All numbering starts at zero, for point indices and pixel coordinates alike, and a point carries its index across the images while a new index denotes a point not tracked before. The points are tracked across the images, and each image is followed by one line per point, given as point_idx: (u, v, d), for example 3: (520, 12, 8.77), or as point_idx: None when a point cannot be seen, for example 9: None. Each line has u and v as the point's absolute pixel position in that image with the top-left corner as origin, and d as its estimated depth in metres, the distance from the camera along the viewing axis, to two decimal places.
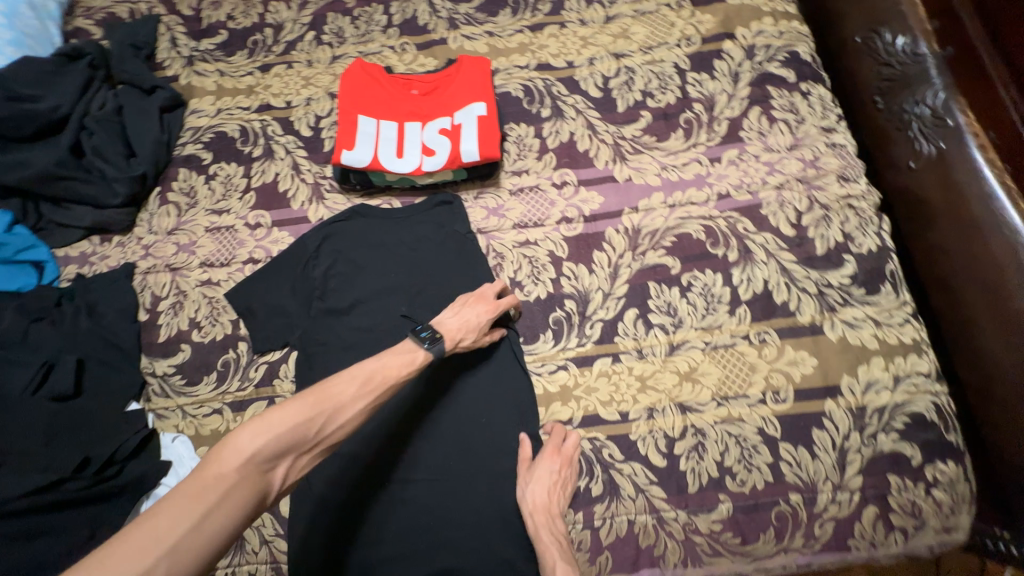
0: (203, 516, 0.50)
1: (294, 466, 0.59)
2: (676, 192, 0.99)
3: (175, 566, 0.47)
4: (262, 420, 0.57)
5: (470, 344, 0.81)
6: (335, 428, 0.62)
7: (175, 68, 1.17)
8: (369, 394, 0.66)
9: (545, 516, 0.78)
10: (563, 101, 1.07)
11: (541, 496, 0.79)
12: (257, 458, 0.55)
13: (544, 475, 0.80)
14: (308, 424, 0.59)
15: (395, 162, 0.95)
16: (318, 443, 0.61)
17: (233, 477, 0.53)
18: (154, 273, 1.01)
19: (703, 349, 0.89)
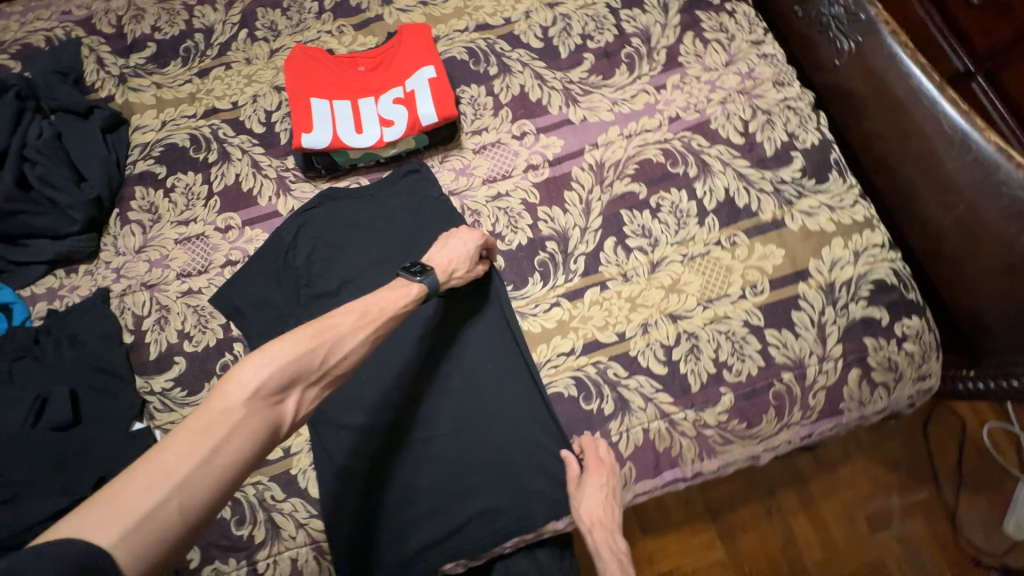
0: (213, 450, 0.54)
1: (302, 399, 0.65)
2: (630, 123, 1.03)
3: (188, 498, 0.51)
4: (262, 357, 0.62)
5: (463, 274, 0.88)
6: (339, 359, 0.69)
7: (108, 89, 1.13)
8: (367, 325, 0.74)
9: (607, 535, 0.81)
10: (507, 57, 1.10)
11: (600, 516, 0.81)
12: (262, 392, 0.60)
13: (597, 493, 0.82)
14: (312, 353, 0.66)
15: (356, 138, 0.96)
16: (323, 373, 0.68)
17: (241, 411, 0.58)
18: (131, 293, 0.99)
19: (683, 261, 0.94)
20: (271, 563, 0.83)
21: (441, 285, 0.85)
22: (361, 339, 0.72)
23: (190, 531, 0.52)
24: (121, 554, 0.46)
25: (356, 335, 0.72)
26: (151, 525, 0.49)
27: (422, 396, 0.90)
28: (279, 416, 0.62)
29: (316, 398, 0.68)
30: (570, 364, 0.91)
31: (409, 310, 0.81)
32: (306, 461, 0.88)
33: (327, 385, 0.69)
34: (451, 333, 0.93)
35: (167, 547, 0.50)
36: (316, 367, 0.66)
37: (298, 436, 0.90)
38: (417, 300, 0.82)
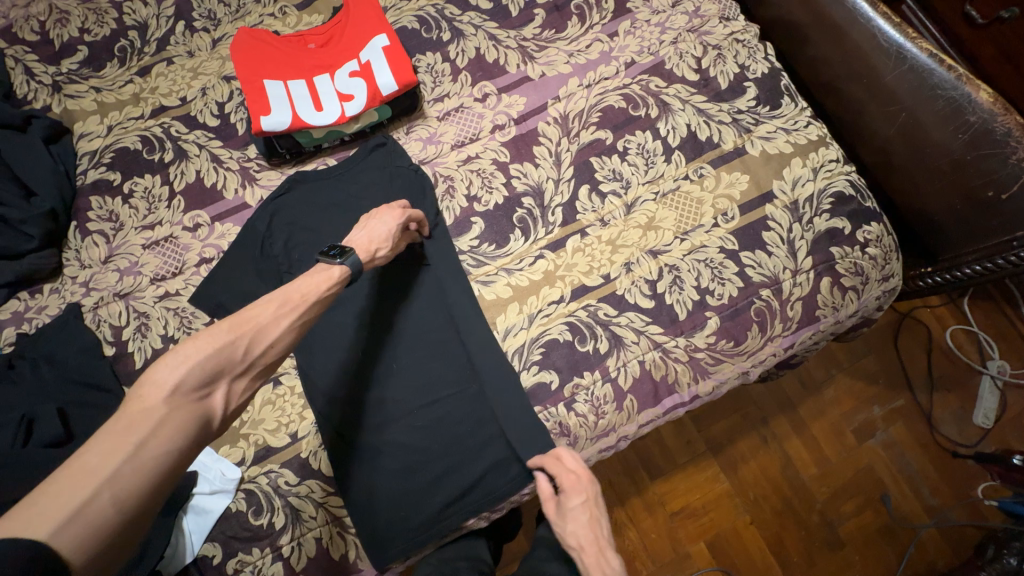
0: (138, 446, 0.54)
1: (231, 391, 0.63)
2: (588, 73, 1.05)
3: (120, 492, 0.51)
4: (176, 355, 0.59)
5: (387, 254, 0.86)
6: (265, 349, 0.67)
7: (43, 99, 1.07)
8: (290, 313, 0.70)
9: (597, 555, 0.76)
10: (459, 21, 1.09)
11: (585, 535, 0.79)
12: (182, 388, 0.58)
13: (576, 512, 0.80)
14: (232, 345, 0.63)
15: (318, 116, 0.95)
16: (251, 364, 0.65)
17: (163, 410, 0.56)
18: (104, 305, 0.95)
19: (656, 200, 0.98)
20: (295, 546, 0.84)
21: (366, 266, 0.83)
22: (286, 325, 0.69)
23: (131, 520, 0.52)
24: (59, 545, 0.48)
25: (276, 320, 0.69)
26: (85, 519, 0.49)
27: (412, 363, 0.91)
28: (209, 408, 0.61)
29: (253, 387, 0.66)
30: (561, 311, 0.93)
31: (335, 294, 0.77)
32: (315, 443, 0.89)
33: (258, 376, 0.67)
34: (426, 299, 0.94)
35: (109, 536, 0.51)
36: (243, 357, 0.64)
37: (304, 420, 0.90)
38: (342, 283, 0.78)
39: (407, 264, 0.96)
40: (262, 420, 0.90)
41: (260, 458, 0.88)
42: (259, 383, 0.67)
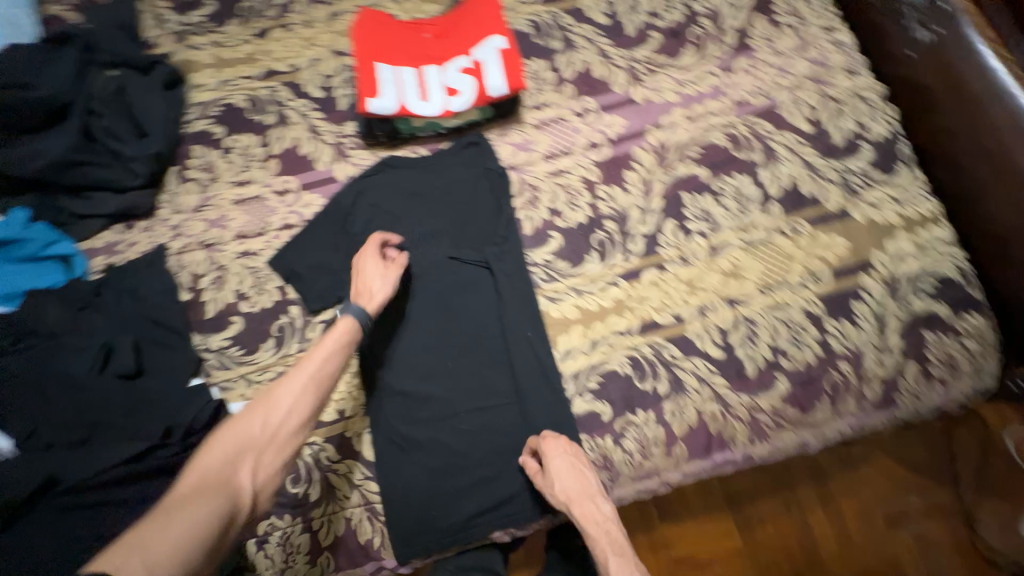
0: (168, 519, 0.56)
1: (259, 465, 0.66)
2: (695, 105, 1.03)
3: (149, 556, 0.52)
4: (207, 448, 0.66)
5: (382, 285, 0.84)
6: (281, 416, 0.69)
7: (165, 45, 1.13)
8: (302, 377, 0.72)
9: (587, 504, 0.79)
10: (572, 32, 1.09)
11: (573, 487, 0.80)
12: (210, 470, 0.63)
13: (564, 475, 0.80)
14: (251, 422, 0.68)
15: (422, 105, 0.95)
16: (270, 436, 0.68)
17: (190, 490, 0.60)
18: (188, 252, 0.99)
19: (743, 248, 0.94)
20: (327, 521, 0.85)
21: (370, 309, 0.82)
22: (300, 388, 0.71)
23: None
24: None
25: (292, 388, 0.71)
26: None
27: (466, 365, 0.90)
28: (238, 484, 0.63)
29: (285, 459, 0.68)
30: (625, 343, 0.91)
31: (351, 348, 0.77)
32: (361, 425, 0.89)
33: (283, 448, 0.68)
34: (490, 304, 0.93)
35: None
36: (264, 431, 0.68)
37: (354, 401, 0.91)
38: (351, 332, 0.78)
39: (479, 264, 0.95)
40: None
41: None
42: (291, 457, 0.69)
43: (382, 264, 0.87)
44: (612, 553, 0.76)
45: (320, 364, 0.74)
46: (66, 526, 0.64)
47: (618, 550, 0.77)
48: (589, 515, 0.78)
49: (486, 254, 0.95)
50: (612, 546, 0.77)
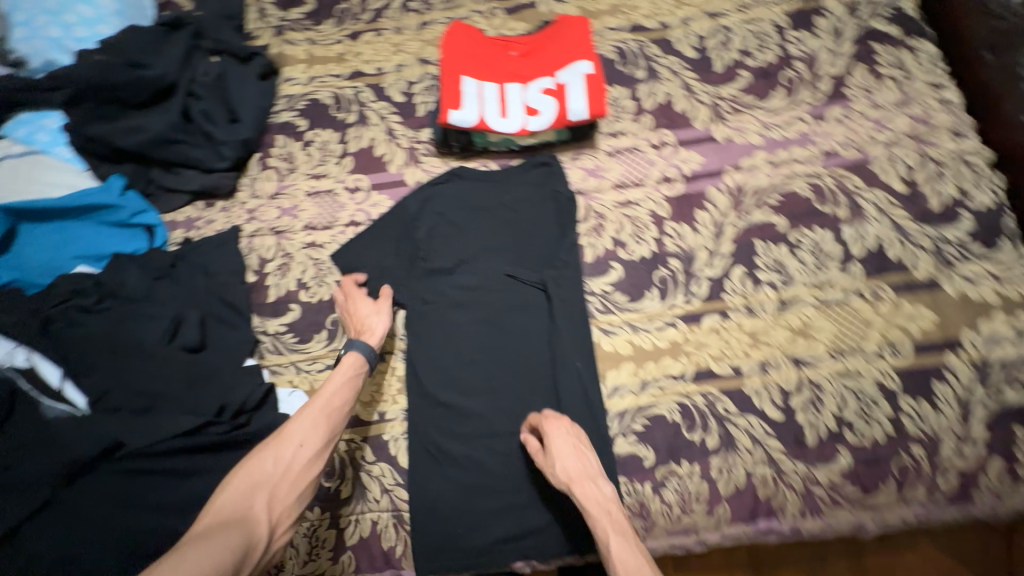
0: (184, 553, 0.54)
1: (273, 500, 0.65)
2: (779, 150, 0.99)
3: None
4: (219, 490, 0.65)
5: (379, 319, 0.88)
6: (293, 450, 0.69)
7: (265, 38, 1.19)
8: (311, 411, 0.74)
9: (588, 484, 0.75)
10: (658, 62, 1.08)
11: (573, 467, 0.77)
12: (224, 510, 0.62)
13: (563, 454, 0.78)
14: (263, 458, 0.68)
15: (501, 122, 0.96)
16: (284, 471, 0.68)
17: (204, 528, 0.59)
18: (260, 236, 1.03)
19: (816, 306, 0.89)
20: (354, 520, 0.85)
21: (374, 343, 0.85)
22: (312, 422, 0.72)
23: None
24: None
25: (303, 423, 0.72)
26: None
27: (510, 387, 0.89)
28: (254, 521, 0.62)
29: (300, 494, 0.68)
30: (677, 388, 0.87)
31: (359, 381, 0.80)
32: (399, 430, 0.90)
33: (297, 482, 0.68)
34: (542, 328, 0.91)
35: None
36: (276, 467, 0.67)
37: (395, 404, 0.91)
38: (357, 366, 0.81)
39: (535, 286, 0.94)
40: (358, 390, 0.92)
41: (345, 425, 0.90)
42: (306, 492, 0.68)
43: (372, 300, 0.92)
44: (613, 533, 0.71)
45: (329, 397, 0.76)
46: (126, 486, 0.67)
47: (620, 532, 0.71)
48: (589, 496, 0.74)
49: (543, 277, 0.93)
50: (614, 528, 0.71)
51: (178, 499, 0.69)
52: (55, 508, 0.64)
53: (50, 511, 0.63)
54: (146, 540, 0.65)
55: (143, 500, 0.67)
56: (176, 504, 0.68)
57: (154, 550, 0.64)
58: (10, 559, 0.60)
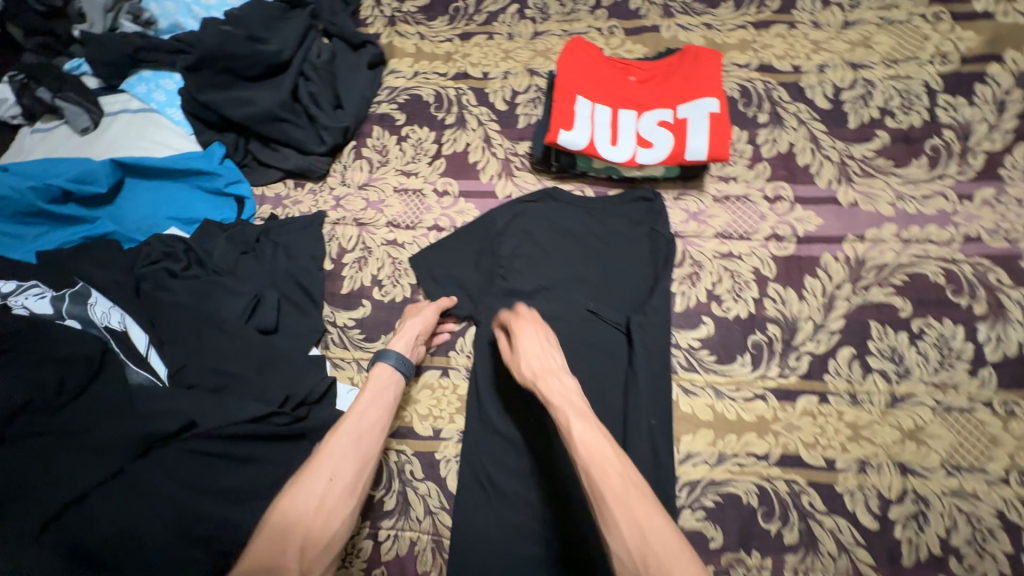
0: None
1: (308, 543, 0.61)
2: (912, 226, 0.89)
3: None
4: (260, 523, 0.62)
5: (412, 328, 0.85)
6: (325, 486, 0.63)
7: (376, 27, 1.19)
8: (345, 440, 0.67)
9: (551, 378, 0.69)
10: (784, 108, 1.00)
11: (538, 363, 0.72)
12: (260, 555, 0.59)
13: (528, 350, 0.73)
14: (296, 495, 0.62)
15: (610, 150, 0.90)
16: (317, 511, 0.62)
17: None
18: (342, 225, 1.02)
19: (933, 409, 0.79)
20: (393, 536, 0.82)
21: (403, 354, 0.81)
22: (346, 455, 0.66)
23: None
24: None
25: (337, 455, 0.66)
26: None
27: None
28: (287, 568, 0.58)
29: (334, 533, 0.62)
30: (758, 469, 0.79)
31: (389, 396, 0.75)
32: (452, 451, 0.86)
33: (333, 522, 0.62)
34: (618, 373, 0.85)
35: None
36: (308, 506, 0.62)
37: (451, 423, 0.88)
38: (383, 379, 0.77)
39: (618, 327, 0.87)
40: (416, 402, 0.90)
41: (399, 435, 0.88)
42: (343, 529, 0.63)
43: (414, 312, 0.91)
44: (575, 416, 0.63)
45: (361, 419, 0.70)
46: (191, 466, 0.67)
47: (583, 417, 0.64)
48: (552, 388, 0.68)
49: (628, 317, 0.87)
50: (576, 413, 0.64)
51: (236, 486, 0.68)
52: (126, 477, 0.63)
53: (121, 480, 0.63)
54: (201, 525, 0.64)
55: (203, 483, 0.66)
56: (233, 492, 0.67)
57: (207, 536, 0.63)
58: (75, 525, 0.59)
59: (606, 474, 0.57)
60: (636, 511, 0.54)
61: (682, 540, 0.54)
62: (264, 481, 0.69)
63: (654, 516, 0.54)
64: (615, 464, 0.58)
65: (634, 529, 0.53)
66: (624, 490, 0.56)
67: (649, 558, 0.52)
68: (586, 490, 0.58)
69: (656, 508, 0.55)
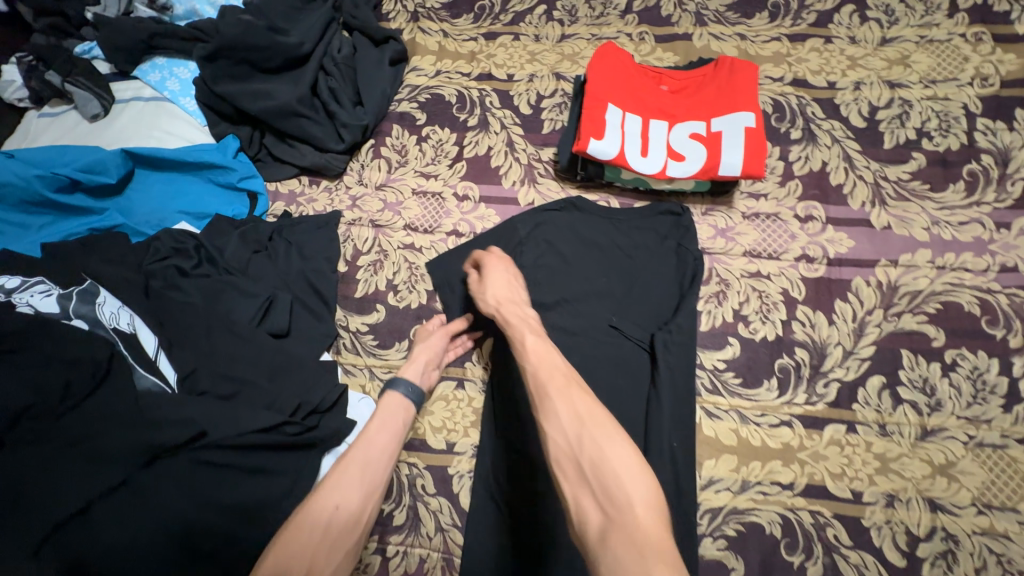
0: None
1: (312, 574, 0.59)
2: (947, 253, 0.87)
3: None
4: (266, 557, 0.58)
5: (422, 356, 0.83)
6: (332, 514, 0.62)
7: (399, 22, 1.16)
8: (355, 465, 0.66)
9: (512, 305, 0.74)
10: (817, 125, 0.97)
11: (503, 294, 0.76)
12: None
13: (494, 283, 0.78)
14: (308, 527, 0.60)
15: (640, 161, 0.88)
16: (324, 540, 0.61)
17: None
18: (358, 226, 0.99)
19: (965, 444, 0.77)
20: (401, 552, 0.79)
21: (410, 389, 0.79)
22: (355, 481, 0.65)
23: None
24: None
25: (346, 479, 0.65)
26: None
27: None
28: None
29: (336, 564, 0.61)
30: (782, 499, 0.77)
31: (399, 427, 0.74)
32: (465, 466, 0.83)
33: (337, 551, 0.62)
34: (640, 393, 0.82)
35: None
36: (315, 536, 0.60)
37: (466, 437, 0.85)
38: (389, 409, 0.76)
39: (641, 344, 0.85)
40: (430, 414, 0.87)
41: (411, 447, 0.85)
42: (345, 557, 0.63)
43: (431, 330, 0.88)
44: (529, 332, 0.67)
45: (370, 447, 0.69)
46: (196, 477, 0.63)
47: (536, 334, 0.67)
48: (512, 312, 0.72)
49: (653, 334, 0.84)
50: (532, 332, 0.68)
51: (243, 500, 0.64)
52: (131, 488, 0.60)
53: (125, 492, 0.60)
54: (207, 540, 0.61)
55: (207, 495, 0.63)
56: (239, 506, 0.64)
57: (212, 551, 0.61)
58: (75, 540, 0.56)
59: (551, 373, 0.60)
60: (574, 398, 0.57)
61: (617, 426, 0.55)
62: (271, 494, 0.66)
63: (590, 408, 0.56)
64: (561, 369, 0.61)
65: (573, 416, 0.56)
66: (564, 384, 0.59)
67: (581, 436, 0.54)
68: (530, 389, 0.60)
69: (593, 400, 0.58)
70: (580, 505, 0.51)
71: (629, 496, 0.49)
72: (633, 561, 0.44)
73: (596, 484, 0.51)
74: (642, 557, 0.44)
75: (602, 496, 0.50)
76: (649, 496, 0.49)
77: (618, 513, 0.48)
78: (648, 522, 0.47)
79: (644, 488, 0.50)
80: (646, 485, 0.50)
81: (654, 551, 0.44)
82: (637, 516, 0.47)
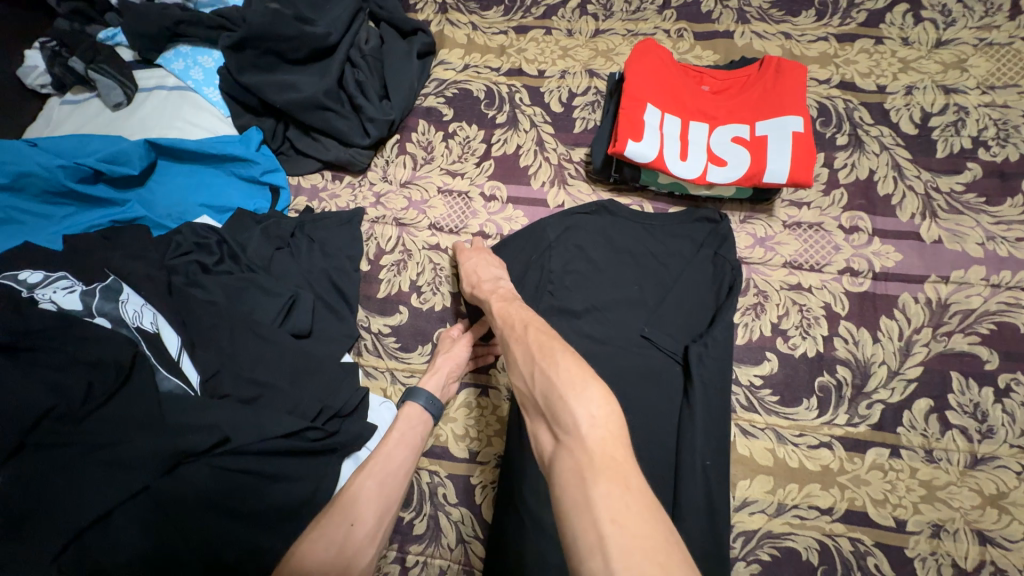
0: None
1: None
2: (1003, 271, 0.82)
3: None
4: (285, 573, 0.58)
5: (443, 366, 0.80)
6: (349, 531, 0.60)
7: (427, 14, 1.12)
8: (371, 481, 0.64)
9: (486, 281, 0.78)
10: (865, 131, 0.92)
11: (480, 274, 0.80)
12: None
13: (467, 269, 0.81)
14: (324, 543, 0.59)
15: (679, 165, 0.84)
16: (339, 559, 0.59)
17: None
18: (381, 224, 0.96)
19: (1017, 474, 0.73)
20: (421, 562, 0.77)
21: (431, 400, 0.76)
22: (370, 496, 0.63)
23: None
24: None
25: (362, 494, 0.63)
26: None
27: None
28: None
29: None
30: (820, 524, 0.73)
31: (416, 440, 0.72)
32: (488, 476, 0.81)
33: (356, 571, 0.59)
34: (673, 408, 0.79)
35: None
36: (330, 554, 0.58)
37: (489, 446, 0.82)
38: (410, 421, 0.73)
39: (675, 357, 0.81)
40: (452, 421, 0.84)
41: (433, 454, 0.83)
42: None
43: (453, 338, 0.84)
44: (496, 299, 0.71)
45: (388, 462, 0.67)
46: (217, 485, 0.61)
47: (503, 298, 0.71)
48: (484, 287, 0.77)
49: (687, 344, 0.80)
50: (500, 298, 0.72)
51: (263, 509, 0.62)
52: (152, 495, 0.58)
53: (146, 498, 0.58)
54: (227, 550, 0.59)
55: (228, 502, 0.61)
56: (262, 514, 0.62)
57: (234, 563, 0.59)
58: (97, 546, 0.55)
59: (511, 326, 0.63)
60: (528, 342, 0.58)
61: (567, 351, 0.55)
62: (291, 502, 0.64)
63: (541, 345, 0.57)
64: (519, 319, 0.64)
65: (526, 355, 0.57)
66: (519, 333, 0.61)
67: (533, 372, 0.55)
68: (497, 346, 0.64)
69: (549, 337, 0.58)
70: (539, 436, 0.52)
71: (573, 418, 0.48)
72: (574, 482, 0.45)
73: (547, 414, 0.51)
74: (582, 478, 0.45)
75: (551, 420, 0.51)
76: (594, 409, 0.48)
77: (565, 437, 0.48)
78: (594, 438, 0.47)
79: (591, 403, 0.49)
80: (594, 402, 0.49)
81: (596, 468, 0.45)
82: (580, 432, 0.47)
